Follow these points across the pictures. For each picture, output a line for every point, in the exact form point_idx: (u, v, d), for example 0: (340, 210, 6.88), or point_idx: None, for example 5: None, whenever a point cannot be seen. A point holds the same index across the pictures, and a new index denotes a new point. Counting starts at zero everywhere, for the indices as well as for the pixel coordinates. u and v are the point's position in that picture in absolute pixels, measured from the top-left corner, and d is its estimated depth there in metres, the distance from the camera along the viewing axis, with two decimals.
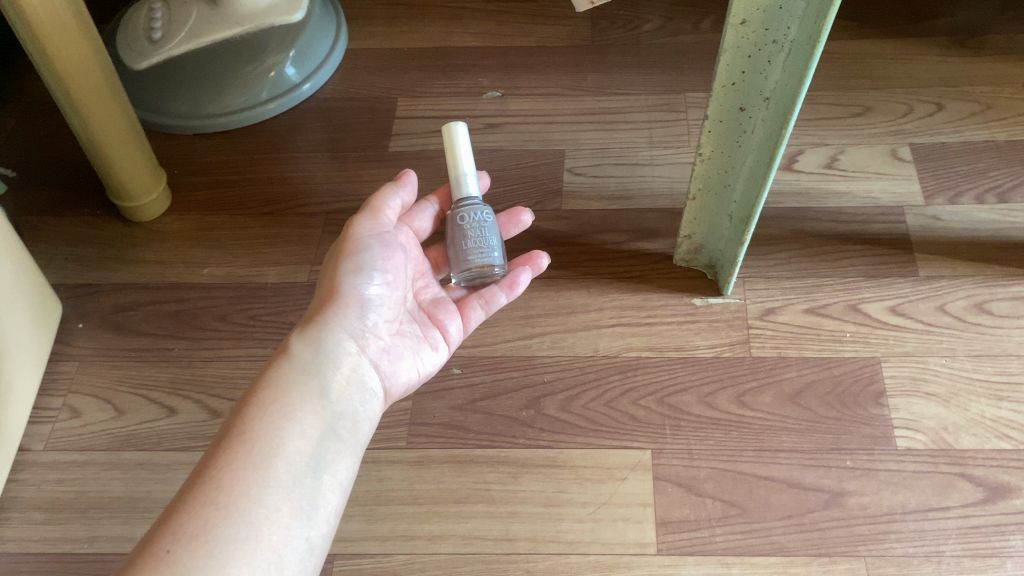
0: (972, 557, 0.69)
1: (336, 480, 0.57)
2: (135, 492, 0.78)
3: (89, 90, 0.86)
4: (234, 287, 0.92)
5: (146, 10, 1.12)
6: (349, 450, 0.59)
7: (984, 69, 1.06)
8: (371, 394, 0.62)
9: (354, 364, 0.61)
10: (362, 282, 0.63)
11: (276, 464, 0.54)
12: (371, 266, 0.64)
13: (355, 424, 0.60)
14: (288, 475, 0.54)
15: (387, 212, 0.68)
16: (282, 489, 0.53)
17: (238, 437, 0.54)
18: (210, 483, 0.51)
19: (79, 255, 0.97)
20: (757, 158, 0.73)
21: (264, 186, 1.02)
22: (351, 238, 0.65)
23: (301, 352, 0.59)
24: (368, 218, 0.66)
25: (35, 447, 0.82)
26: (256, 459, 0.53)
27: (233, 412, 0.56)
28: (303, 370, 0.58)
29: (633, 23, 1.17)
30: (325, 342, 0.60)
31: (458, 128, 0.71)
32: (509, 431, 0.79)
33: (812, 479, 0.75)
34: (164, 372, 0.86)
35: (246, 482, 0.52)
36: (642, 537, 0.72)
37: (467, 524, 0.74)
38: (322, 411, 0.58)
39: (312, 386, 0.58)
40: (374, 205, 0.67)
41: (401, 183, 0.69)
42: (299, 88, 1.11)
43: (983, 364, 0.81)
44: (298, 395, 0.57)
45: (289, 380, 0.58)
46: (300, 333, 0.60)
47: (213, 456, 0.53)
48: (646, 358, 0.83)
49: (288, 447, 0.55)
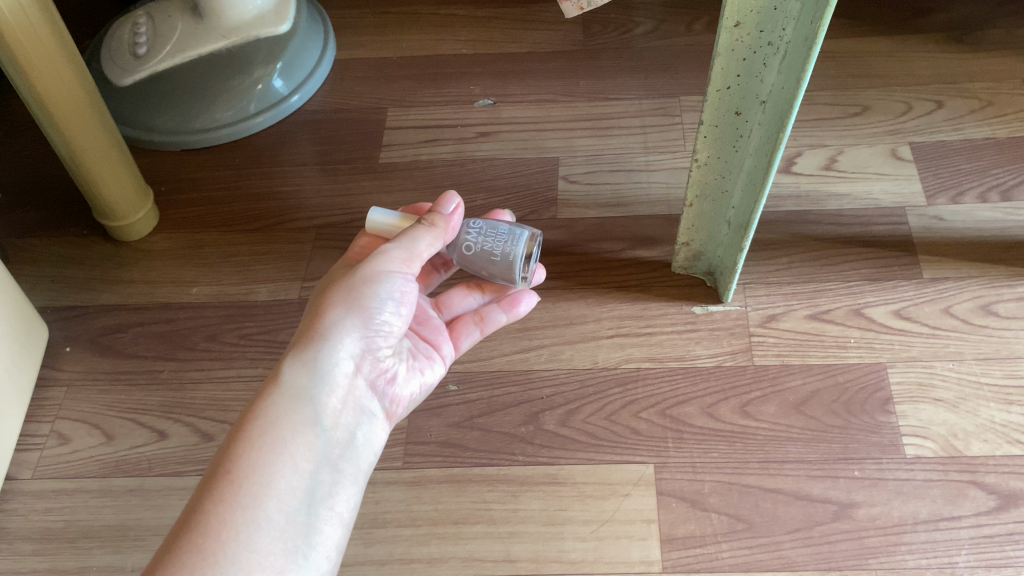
0: (986, 568, 0.67)
1: (333, 513, 0.56)
2: (125, 520, 0.76)
3: (77, 118, 0.85)
4: (225, 307, 0.90)
5: (130, 26, 1.12)
6: (347, 479, 0.58)
7: (982, 65, 1.04)
8: (368, 417, 0.60)
9: (348, 389, 0.59)
10: (371, 308, 0.59)
11: (268, 503, 0.52)
12: (383, 293, 0.59)
13: (350, 451, 0.58)
14: (281, 514, 0.52)
15: (422, 254, 0.62)
16: (274, 530, 0.51)
17: (226, 476, 0.51)
18: (197, 530, 0.49)
19: (66, 276, 0.95)
20: (755, 163, 0.71)
21: (253, 202, 1.01)
22: (367, 269, 0.59)
23: (294, 379, 0.56)
24: (399, 256, 0.61)
25: (22, 476, 0.80)
26: (246, 500, 0.51)
27: (220, 447, 0.54)
28: (296, 398, 0.55)
29: (625, 26, 1.15)
30: (320, 368, 0.57)
31: (374, 216, 0.67)
32: (508, 448, 0.78)
33: (819, 491, 0.73)
34: (155, 396, 0.84)
35: (236, 525, 0.50)
36: (647, 555, 0.70)
37: (467, 546, 0.72)
38: (316, 441, 0.56)
39: (306, 414, 0.56)
40: (413, 246, 0.61)
41: (444, 224, 0.64)
42: (287, 100, 1.10)
43: (992, 367, 0.79)
44: (291, 426, 0.55)
45: (280, 411, 0.55)
46: (292, 357, 0.57)
47: (201, 496, 0.51)
48: (647, 370, 0.81)
49: (281, 484, 0.53)
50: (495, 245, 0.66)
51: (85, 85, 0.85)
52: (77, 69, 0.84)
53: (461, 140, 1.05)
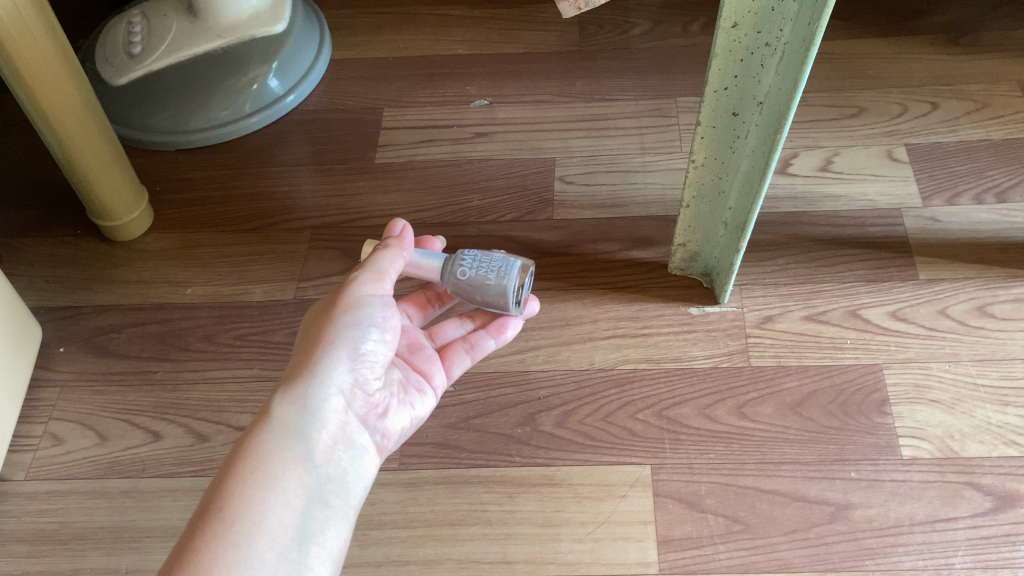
0: (983, 569, 0.67)
1: (325, 551, 0.54)
2: (119, 521, 0.76)
3: (77, 126, 0.85)
4: (220, 307, 0.90)
5: (124, 25, 1.12)
6: (338, 516, 0.56)
7: (977, 67, 1.04)
8: (360, 452, 0.59)
9: (339, 424, 0.57)
10: (359, 337, 0.58)
11: (258, 541, 0.50)
12: (368, 319, 0.59)
13: (343, 487, 0.57)
14: (271, 553, 0.50)
15: (391, 273, 0.63)
16: (264, 569, 0.49)
17: (216, 514, 0.50)
18: (185, 571, 0.47)
19: (60, 276, 0.94)
20: (751, 164, 0.71)
21: (249, 202, 1.00)
22: (348, 296, 0.59)
23: (284, 415, 0.55)
24: (372, 279, 0.61)
25: (15, 477, 0.79)
26: (236, 539, 0.49)
27: (210, 485, 0.52)
28: (286, 434, 0.54)
29: (621, 27, 1.15)
30: (310, 402, 0.56)
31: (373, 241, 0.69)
32: (504, 449, 0.77)
33: (815, 492, 0.73)
34: (149, 397, 0.83)
35: (225, 565, 0.48)
36: (644, 557, 0.70)
37: (463, 548, 0.72)
38: (307, 477, 0.54)
39: (296, 450, 0.54)
40: (378, 265, 0.62)
41: (400, 241, 0.66)
42: (283, 100, 1.09)
43: (988, 369, 0.79)
44: (281, 462, 0.54)
45: (271, 447, 0.54)
46: (282, 392, 0.56)
47: (189, 535, 0.49)
48: (644, 370, 0.81)
49: (271, 521, 0.51)
50: (489, 268, 0.66)
51: (86, 96, 0.86)
52: (78, 80, 0.84)
53: (458, 141, 1.04)
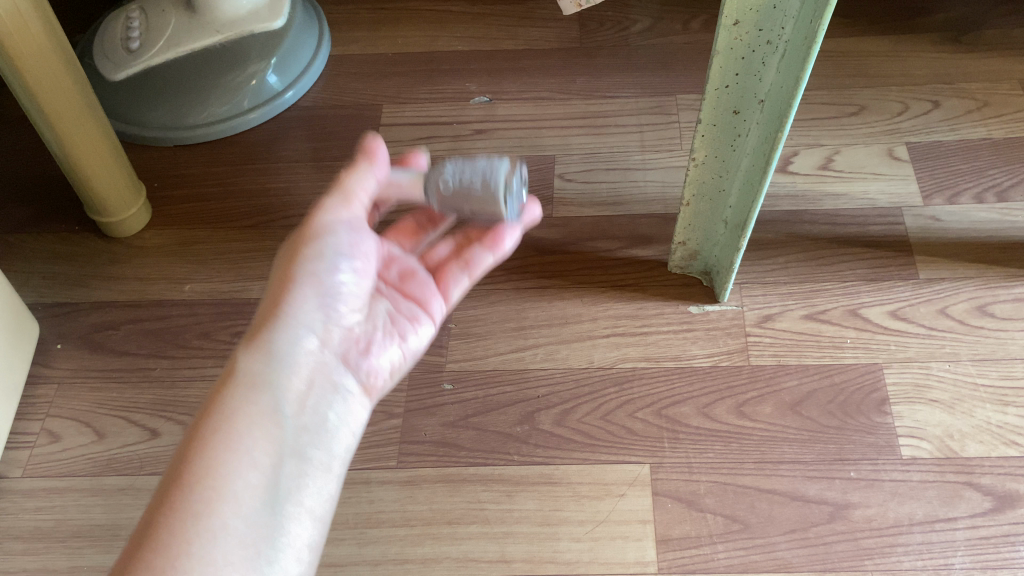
0: (981, 570, 0.67)
1: (303, 509, 0.50)
2: (117, 519, 0.75)
3: (75, 123, 0.85)
4: (218, 303, 0.90)
5: (122, 19, 1.10)
6: (317, 470, 0.53)
7: (978, 65, 1.04)
8: (337, 401, 0.56)
9: (311, 371, 0.54)
10: (325, 275, 0.55)
11: (227, 505, 0.46)
12: (334, 253, 0.56)
13: (319, 440, 0.54)
14: (243, 517, 0.47)
15: (361, 196, 0.58)
16: (235, 535, 0.46)
17: (177, 482, 0.46)
18: (148, 547, 0.43)
19: (57, 272, 0.94)
20: (752, 163, 0.71)
21: (247, 198, 1.00)
22: (312, 228, 0.56)
23: (249, 368, 0.52)
24: (338, 204, 0.57)
25: (11, 475, 0.79)
26: (203, 504, 0.46)
27: (172, 455, 0.48)
28: (252, 388, 0.51)
29: (621, 23, 1.15)
30: (277, 350, 0.53)
31: None
32: (503, 448, 0.77)
33: (815, 492, 0.72)
34: (147, 394, 0.83)
35: (189, 535, 0.44)
36: (642, 556, 0.70)
37: (461, 546, 0.72)
38: (278, 432, 0.51)
39: (264, 404, 0.51)
40: (343, 185, 0.58)
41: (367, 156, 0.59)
42: (282, 96, 1.09)
43: (988, 369, 0.79)
44: (248, 417, 0.50)
45: (236, 403, 0.50)
46: (246, 343, 0.53)
47: (152, 509, 0.45)
48: (643, 369, 0.81)
49: (240, 484, 0.48)
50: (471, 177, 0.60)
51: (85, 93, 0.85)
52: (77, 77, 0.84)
53: (457, 137, 1.04)
